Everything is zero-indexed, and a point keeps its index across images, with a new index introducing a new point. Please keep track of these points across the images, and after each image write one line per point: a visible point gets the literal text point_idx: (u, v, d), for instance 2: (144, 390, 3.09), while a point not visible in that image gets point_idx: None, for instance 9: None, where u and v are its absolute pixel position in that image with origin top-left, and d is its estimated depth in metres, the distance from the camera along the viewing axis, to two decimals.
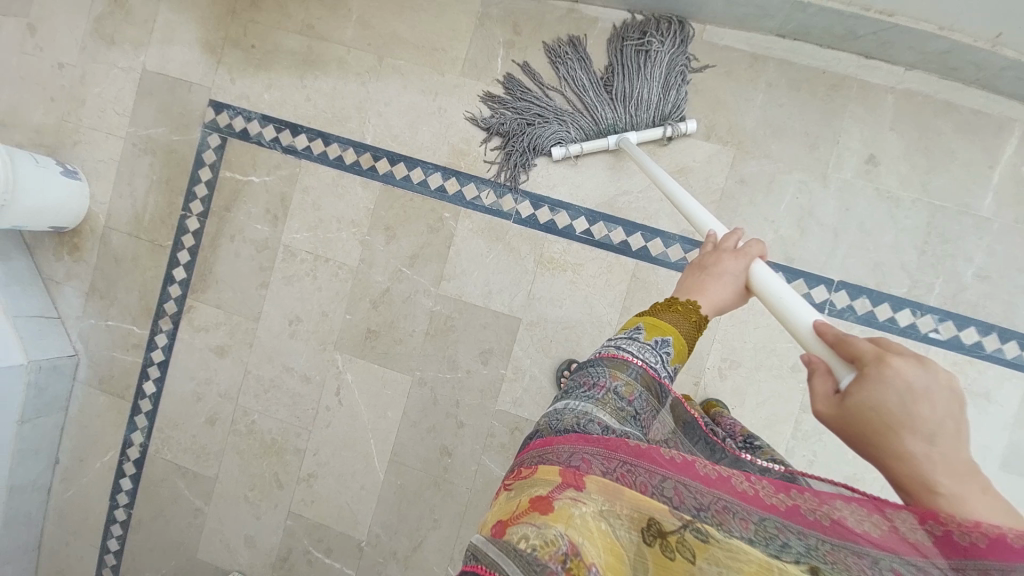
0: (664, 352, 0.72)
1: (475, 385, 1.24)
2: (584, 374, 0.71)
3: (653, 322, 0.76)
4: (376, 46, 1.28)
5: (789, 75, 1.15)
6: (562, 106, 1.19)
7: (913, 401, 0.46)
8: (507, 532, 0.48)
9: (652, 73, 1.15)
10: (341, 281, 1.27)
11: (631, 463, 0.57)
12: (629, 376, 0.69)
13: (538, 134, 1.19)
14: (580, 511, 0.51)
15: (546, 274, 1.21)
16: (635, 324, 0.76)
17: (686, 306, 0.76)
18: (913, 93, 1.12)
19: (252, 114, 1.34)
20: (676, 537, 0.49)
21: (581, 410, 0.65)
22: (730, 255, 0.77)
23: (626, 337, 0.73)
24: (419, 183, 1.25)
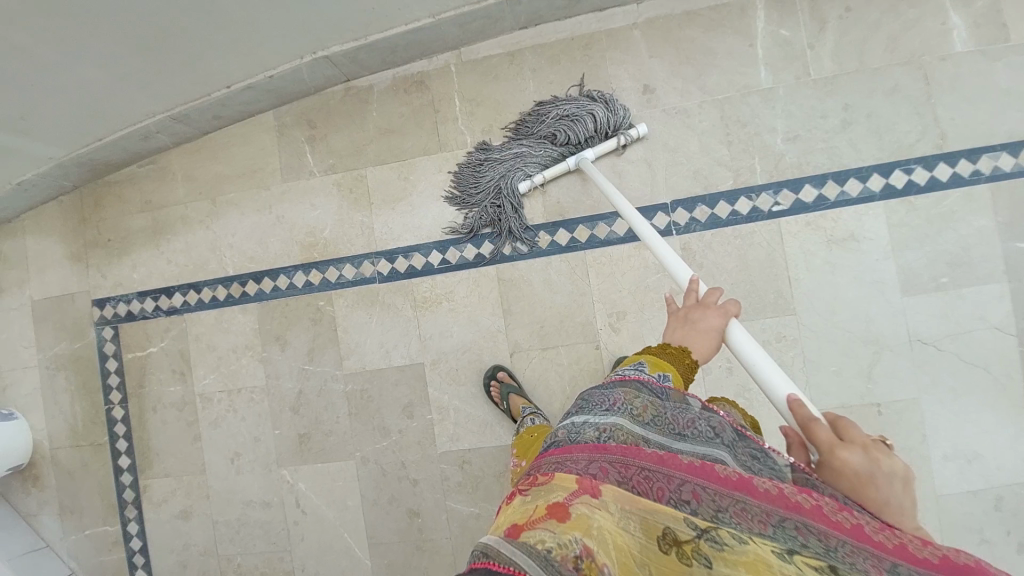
0: (665, 381, 0.62)
1: (412, 440, 1.27)
2: (599, 392, 0.62)
3: (656, 360, 0.64)
4: (206, 192, 1.40)
5: (545, 54, 1.22)
6: (506, 160, 1.22)
7: (863, 486, 0.50)
8: (523, 533, 0.45)
9: (579, 102, 1.19)
10: (259, 402, 1.35)
11: (654, 477, 0.52)
12: (642, 395, 0.60)
13: (502, 181, 1.21)
14: (597, 518, 0.47)
15: (426, 314, 1.28)
16: (636, 360, 0.65)
17: (681, 349, 0.65)
18: (654, 18, 1.19)
19: (130, 295, 1.45)
20: (693, 545, 0.45)
21: (595, 429, 0.57)
22: (707, 311, 0.69)
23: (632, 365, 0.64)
24: (288, 287, 1.34)
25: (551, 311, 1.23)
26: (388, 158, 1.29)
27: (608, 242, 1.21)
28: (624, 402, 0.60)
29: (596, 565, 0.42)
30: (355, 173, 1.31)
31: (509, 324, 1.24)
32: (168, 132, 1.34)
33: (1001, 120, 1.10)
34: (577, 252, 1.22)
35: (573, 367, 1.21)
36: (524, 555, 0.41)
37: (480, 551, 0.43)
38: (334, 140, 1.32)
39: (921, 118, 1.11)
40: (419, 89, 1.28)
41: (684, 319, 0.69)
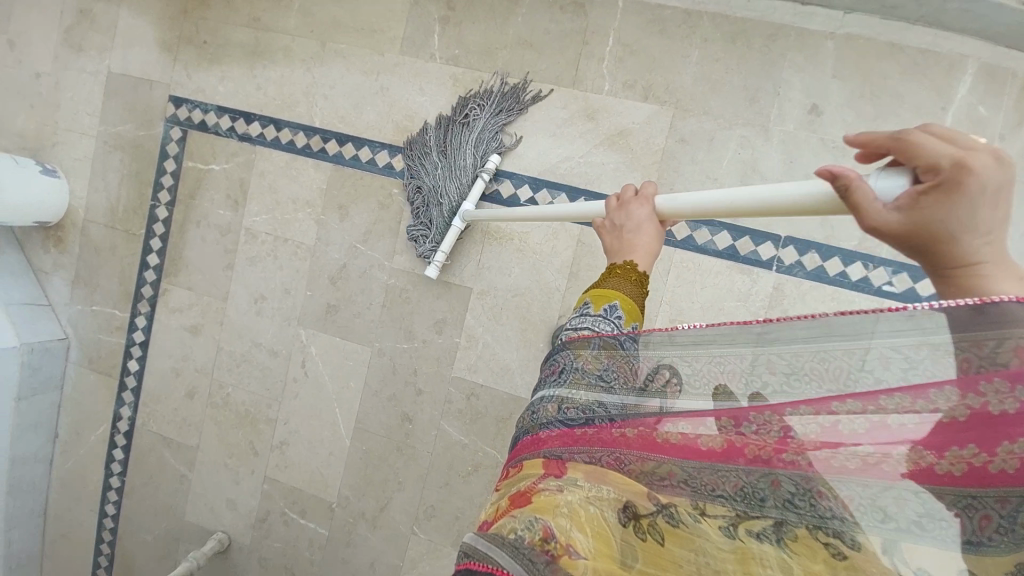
0: (617, 317, 0.65)
1: (431, 353, 1.28)
2: (552, 363, 0.65)
3: (602, 292, 0.68)
4: (318, 31, 1.31)
5: (724, 29, 1.11)
6: (428, 181, 1.23)
7: (987, 202, 0.38)
8: (495, 529, 0.47)
9: (469, 139, 1.21)
10: (300, 259, 1.34)
11: (616, 450, 0.54)
12: (594, 346, 0.62)
13: (433, 207, 1.22)
14: (566, 499, 0.50)
15: (493, 244, 1.24)
16: (582, 299, 0.69)
17: (626, 268, 0.69)
18: (855, 37, 1.07)
19: (208, 106, 1.40)
20: (648, 520, 0.49)
21: (553, 403, 0.60)
22: (636, 206, 0.72)
23: (578, 315, 0.68)
24: (368, 162, 1.29)
25: None
26: (518, 72, 1.21)
27: (702, 249, 1.16)
28: (572, 368, 0.62)
29: (565, 544, 0.45)
30: (477, 74, 1.23)
31: (569, 287, 1.21)
32: None
33: None
34: (668, 245, 1.17)
35: None
36: (505, 553, 0.42)
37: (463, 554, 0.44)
38: (470, 30, 1.22)
39: None
40: (579, 11, 1.17)
41: (618, 226, 0.72)
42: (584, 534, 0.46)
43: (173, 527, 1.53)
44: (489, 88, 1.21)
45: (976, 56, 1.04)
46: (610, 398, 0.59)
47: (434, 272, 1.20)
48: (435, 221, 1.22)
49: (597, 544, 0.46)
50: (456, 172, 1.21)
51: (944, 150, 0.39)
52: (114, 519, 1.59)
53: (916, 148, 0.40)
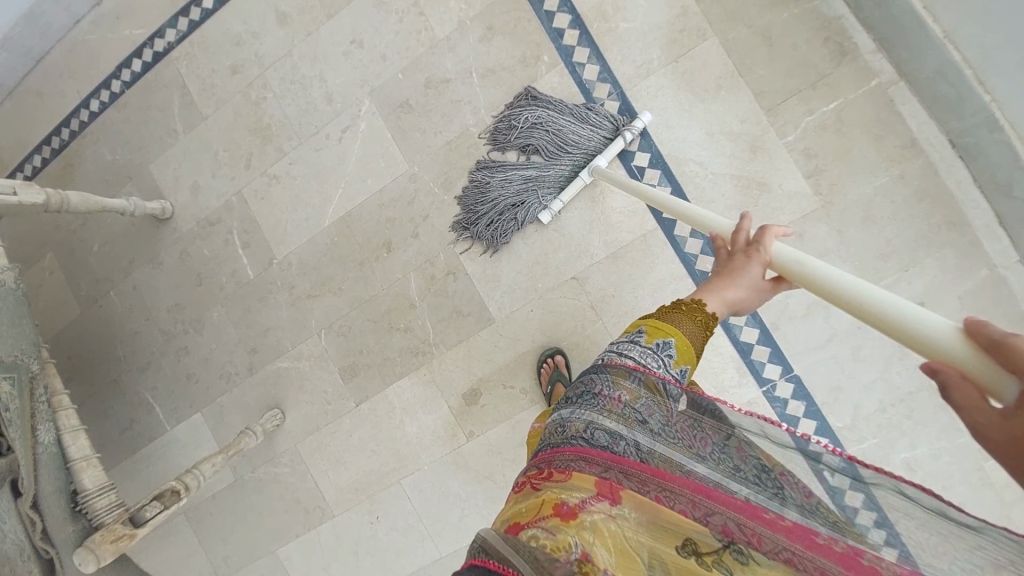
0: (667, 357, 0.59)
1: (450, 215, 1.25)
2: (589, 379, 0.61)
3: (659, 325, 0.61)
4: None
5: (924, 184, 1.05)
6: (511, 189, 1.18)
7: None
8: (524, 535, 0.46)
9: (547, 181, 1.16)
10: (418, 42, 1.25)
11: (664, 484, 0.54)
12: (633, 381, 0.59)
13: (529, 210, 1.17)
14: (595, 519, 0.49)
15: (577, 176, 1.17)
16: (637, 326, 0.63)
17: (694, 305, 0.61)
18: (1007, 286, 1.04)
19: None
20: (711, 558, 0.48)
21: (583, 423, 0.58)
22: (745, 254, 0.62)
23: (625, 341, 0.61)
24: (546, 12, 1.18)
25: (630, 298, 1.17)
26: (734, 58, 1.10)
27: (726, 327, 1.13)
28: (611, 389, 0.59)
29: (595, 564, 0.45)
30: (702, 28, 1.11)
31: (603, 262, 1.18)
32: None
33: None
34: None
35: (586, 339, 1.19)
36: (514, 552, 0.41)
37: (476, 545, 0.43)
38: None
39: None
40: (832, 58, 1.07)
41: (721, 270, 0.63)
42: (606, 550, 0.47)
43: (133, 164, 1.50)
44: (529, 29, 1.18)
45: None
46: (645, 437, 0.58)
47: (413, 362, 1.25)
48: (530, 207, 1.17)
49: (620, 562, 0.46)
50: (536, 197, 1.17)
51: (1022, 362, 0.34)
52: (91, 116, 1.53)
53: (1006, 347, 0.35)
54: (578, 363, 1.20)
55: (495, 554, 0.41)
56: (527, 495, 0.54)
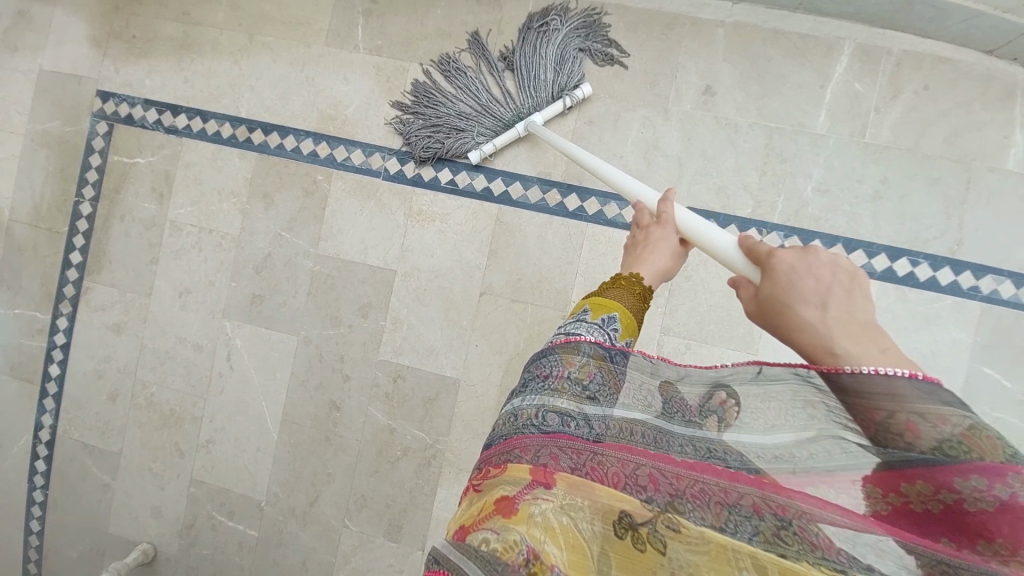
0: (614, 330, 0.69)
1: (357, 338, 1.28)
2: (538, 365, 0.66)
3: (603, 301, 0.72)
4: (246, 26, 1.33)
5: (626, 19, 1.21)
6: (461, 109, 1.22)
7: (800, 279, 0.57)
8: (472, 537, 0.47)
9: (545, 55, 1.18)
10: (225, 250, 1.33)
11: (599, 452, 0.57)
12: (586, 355, 0.65)
13: (467, 124, 1.21)
14: (541, 510, 0.50)
15: (415, 227, 1.26)
16: (583, 306, 0.73)
17: (631, 280, 0.74)
18: (742, 24, 1.18)
19: (137, 100, 1.38)
20: (647, 530, 0.49)
21: (535, 406, 0.62)
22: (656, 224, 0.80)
23: (574, 321, 0.70)
24: (293, 150, 1.30)
25: (532, 267, 1.23)
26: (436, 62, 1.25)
27: (611, 222, 1.20)
28: (563, 370, 0.64)
29: (544, 563, 0.44)
30: (399, 64, 1.26)
31: (489, 264, 1.24)
32: None
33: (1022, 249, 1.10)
34: (580, 221, 1.21)
35: (533, 325, 1.23)
36: (465, 558, 0.44)
37: (432, 556, 0.46)
38: (391, 22, 1.27)
39: (947, 218, 1.11)
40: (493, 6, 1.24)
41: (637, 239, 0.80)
42: (557, 547, 0.47)
43: (95, 544, 1.44)
44: (292, 170, 1.30)
45: (849, 39, 1.16)
46: (596, 409, 0.62)
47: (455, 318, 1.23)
48: (463, 147, 1.22)
49: (572, 558, 0.47)
50: (495, 99, 1.21)
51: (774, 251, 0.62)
52: (35, 542, 1.48)
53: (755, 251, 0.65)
54: None
55: (445, 561, 0.45)
56: (478, 497, 0.54)
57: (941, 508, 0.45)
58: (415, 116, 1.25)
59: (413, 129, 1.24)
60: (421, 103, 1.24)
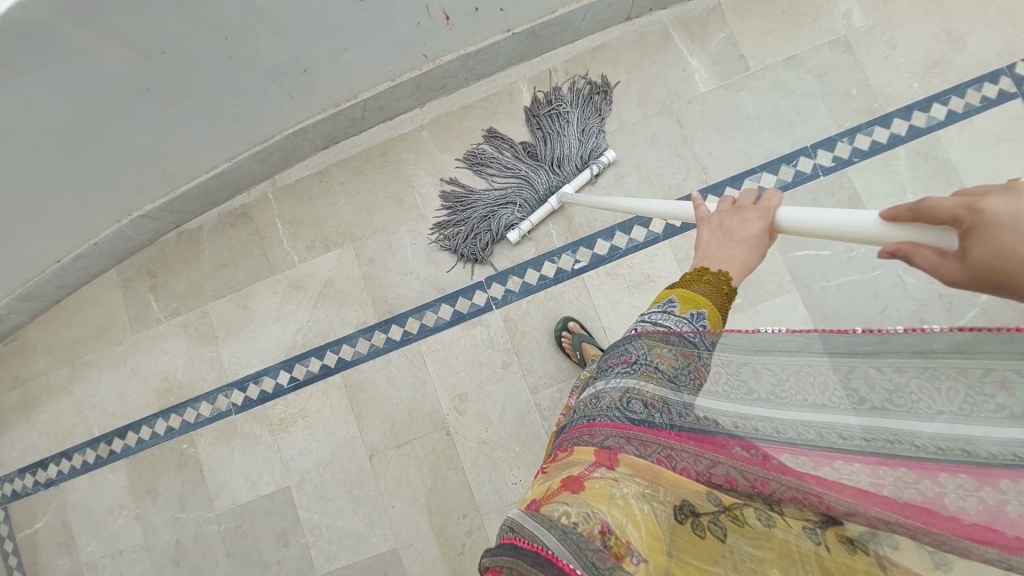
0: (699, 322, 0.57)
1: (290, 567, 1.25)
2: (618, 351, 0.59)
3: (691, 294, 0.59)
4: (65, 358, 1.40)
5: (350, 168, 1.30)
6: (487, 209, 1.23)
7: None
8: (546, 509, 0.43)
9: (559, 131, 1.22)
10: (140, 560, 1.32)
11: (668, 444, 0.50)
12: (669, 346, 0.56)
13: (495, 219, 1.22)
14: (619, 491, 0.45)
15: (284, 436, 1.28)
16: (666, 296, 0.61)
17: (719, 277, 0.58)
18: (437, 119, 1.28)
19: (7, 475, 1.42)
20: (708, 518, 0.44)
21: (618, 392, 0.56)
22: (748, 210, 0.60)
23: (658, 309, 0.60)
24: (151, 436, 1.34)
25: (398, 407, 1.24)
26: (227, 291, 1.33)
27: (437, 327, 1.24)
28: (646, 358, 0.57)
29: (623, 544, 0.40)
30: (199, 311, 1.34)
31: (361, 427, 1.25)
32: (20, 311, 1.36)
33: (754, 143, 1.20)
34: (413, 343, 1.25)
35: (429, 456, 1.22)
36: (541, 525, 0.40)
37: (506, 527, 0.42)
38: (175, 283, 1.36)
39: (684, 159, 1.21)
40: (246, 221, 1.33)
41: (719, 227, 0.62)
42: (637, 530, 0.42)
43: None
44: (160, 453, 1.33)
45: (521, 79, 1.27)
46: (678, 398, 0.54)
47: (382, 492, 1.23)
48: (501, 230, 1.22)
49: (647, 542, 0.42)
50: (503, 193, 1.23)
51: (953, 198, 0.36)
52: None
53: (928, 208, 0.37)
54: (451, 469, 1.21)
55: (523, 529, 0.40)
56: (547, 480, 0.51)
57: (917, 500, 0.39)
58: (448, 232, 1.25)
59: (456, 242, 1.23)
60: (458, 211, 1.25)
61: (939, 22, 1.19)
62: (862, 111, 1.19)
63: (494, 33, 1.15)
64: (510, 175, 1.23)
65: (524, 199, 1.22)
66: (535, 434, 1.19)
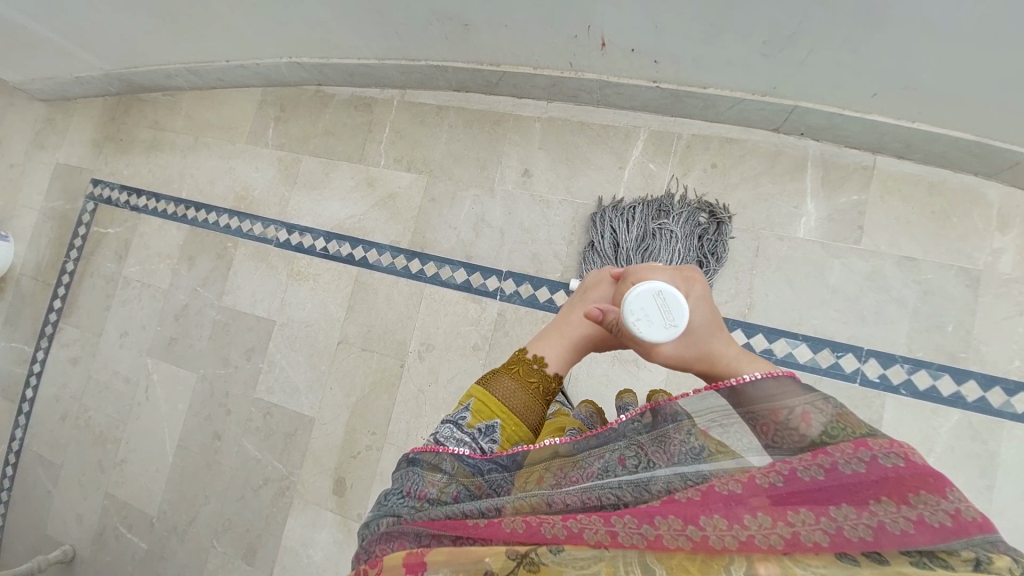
0: (492, 434, 0.62)
1: (240, 378, 1.50)
2: (402, 479, 0.59)
3: (485, 401, 0.65)
4: (195, 130, 1.71)
5: (464, 117, 1.42)
6: (603, 244, 1.24)
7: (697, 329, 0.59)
8: None
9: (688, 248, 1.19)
10: (156, 301, 1.65)
11: (486, 523, 0.51)
12: (455, 464, 0.59)
13: (588, 257, 1.25)
14: None
15: (293, 285, 1.50)
16: (466, 401, 0.65)
17: (527, 371, 0.67)
18: (555, 119, 1.35)
19: (116, 185, 1.79)
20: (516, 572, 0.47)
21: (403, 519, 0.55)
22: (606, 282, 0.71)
23: (449, 421, 0.63)
24: (213, 223, 1.63)
25: (380, 321, 1.41)
26: (321, 154, 1.54)
27: (446, 283, 1.37)
28: (426, 484, 0.58)
29: None
30: (295, 156, 1.57)
31: (347, 317, 1.44)
32: (186, 79, 1.67)
33: (815, 312, 1.15)
34: (421, 282, 1.39)
35: (377, 372, 1.38)
36: None
37: None
38: (292, 124, 1.59)
39: (736, 283, 1.19)
40: (367, 110, 1.52)
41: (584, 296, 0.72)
42: None
43: (34, 543, 1.69)
44: (211, 238, 1.62)
45: (644, 127, 1.29)
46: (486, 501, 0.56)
47: (331, 373, 1.42)
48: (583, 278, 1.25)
49: None
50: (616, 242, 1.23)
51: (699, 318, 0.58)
52: None
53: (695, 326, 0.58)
54: (385, 393, 1.37)
55: None
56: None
57: (781, 481, 0.47)
58: (509, 204, 1.36)
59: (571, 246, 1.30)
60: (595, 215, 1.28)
61: None
62: (940, 351, 1.09)
63: (640, 77, 1.17)
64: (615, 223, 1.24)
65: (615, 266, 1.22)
66: None
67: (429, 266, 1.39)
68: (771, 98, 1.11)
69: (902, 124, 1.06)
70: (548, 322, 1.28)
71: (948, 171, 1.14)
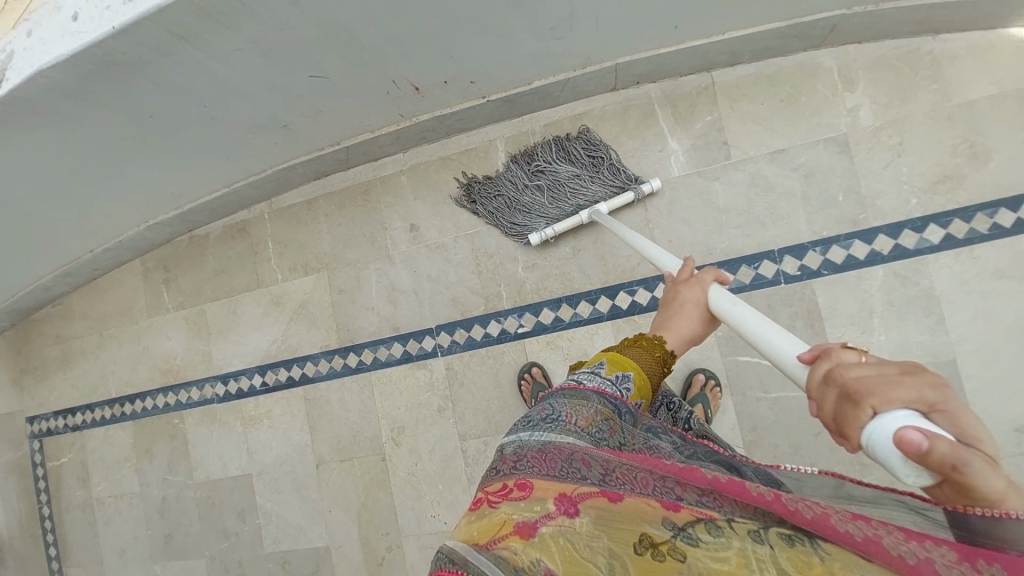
0: (626, 387, 0.62)
1: (244, 541, 1.46)
2: (545, 408, 0.61)
3: (617, 358, 0.65)
4: (96, 326, 1.66)
5: (334, 202, 1.41)
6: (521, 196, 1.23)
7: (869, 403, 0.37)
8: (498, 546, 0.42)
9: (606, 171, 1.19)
10: (135, 505, 1.59)
11: (643, 473, 0.51)
12: (595, 403, 0.59)
13: (516, 217, 1.23)
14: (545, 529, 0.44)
15: (252, 430, 1.47)
16: (598, 358, 0.66)
17: (653, 341, 0.65)
18: (416, 166, 1.35)
19: (48, 414, 1.73)
20: (667, 545, 0.43)
21: (545, 439, 0.56)
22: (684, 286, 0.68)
23: (586, 370, 0.65)
24: (153, 406, 1.58)
25: (345, 426, 1.38)
26: (222, 295, 1.51)
27: (388, 362, 1.35)
28: (574, 413, 0.58)
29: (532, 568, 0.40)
30: (198, 309, 1.54)
31: (313, 437, 1.41)
32: (63, 284, 1.62)
33: (720, 237, 1.16)
34: (365, 372, 1.37)
35: (364, 474, 1.36)
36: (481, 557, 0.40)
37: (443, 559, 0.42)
38: (183, 280, 1.56)
39: None
40: (244, 235, 1.49)
41: (666, 302, 0.69)
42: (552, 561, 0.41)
43: None
44: (157, 422, 1.57)
45: (497, 137, 1.29)
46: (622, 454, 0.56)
47: (323, 496, 1.39)
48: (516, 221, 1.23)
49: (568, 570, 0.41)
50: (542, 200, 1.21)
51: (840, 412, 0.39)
52: None
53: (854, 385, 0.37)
54: (381, 491, 1.34)
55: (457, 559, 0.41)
56: (484, 511, 0.49)
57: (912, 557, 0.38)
58: (410, 262, 1.35)
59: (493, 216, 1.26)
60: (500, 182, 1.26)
61: (957, 133, 1.08)
62: (844, 221, 1.11)
63: (468, 99, 1.18)
64: (517, 200, 1.23)
65: (552, 213, 1.21)
66: (458, 478, 1.28)
67: (365, 354, 1.37)
68: (590, 67, 1.13)
69: (715, 38, 1.09)
70: (494, 356, 1.27)
71: (777, 57, 1.17)
